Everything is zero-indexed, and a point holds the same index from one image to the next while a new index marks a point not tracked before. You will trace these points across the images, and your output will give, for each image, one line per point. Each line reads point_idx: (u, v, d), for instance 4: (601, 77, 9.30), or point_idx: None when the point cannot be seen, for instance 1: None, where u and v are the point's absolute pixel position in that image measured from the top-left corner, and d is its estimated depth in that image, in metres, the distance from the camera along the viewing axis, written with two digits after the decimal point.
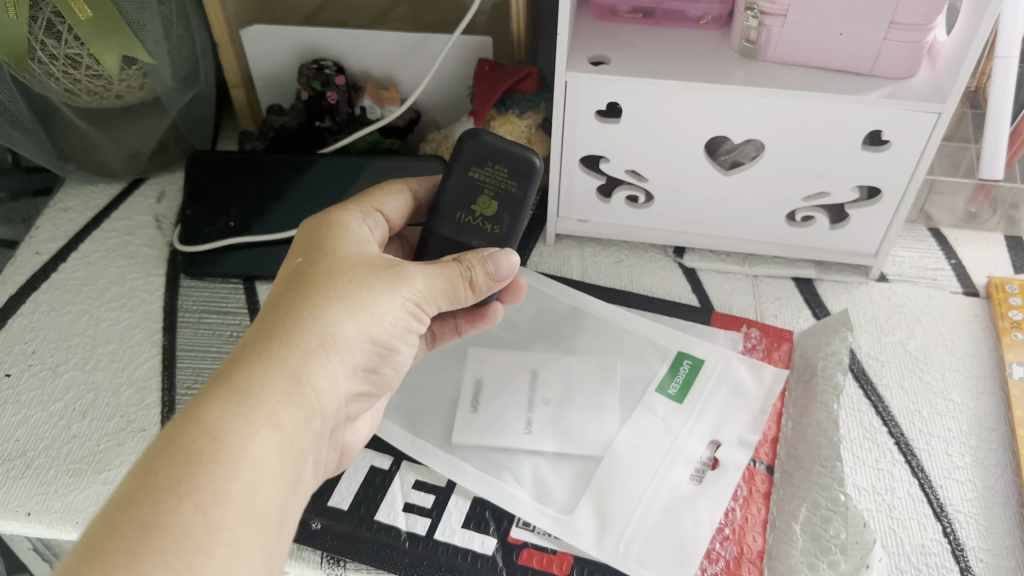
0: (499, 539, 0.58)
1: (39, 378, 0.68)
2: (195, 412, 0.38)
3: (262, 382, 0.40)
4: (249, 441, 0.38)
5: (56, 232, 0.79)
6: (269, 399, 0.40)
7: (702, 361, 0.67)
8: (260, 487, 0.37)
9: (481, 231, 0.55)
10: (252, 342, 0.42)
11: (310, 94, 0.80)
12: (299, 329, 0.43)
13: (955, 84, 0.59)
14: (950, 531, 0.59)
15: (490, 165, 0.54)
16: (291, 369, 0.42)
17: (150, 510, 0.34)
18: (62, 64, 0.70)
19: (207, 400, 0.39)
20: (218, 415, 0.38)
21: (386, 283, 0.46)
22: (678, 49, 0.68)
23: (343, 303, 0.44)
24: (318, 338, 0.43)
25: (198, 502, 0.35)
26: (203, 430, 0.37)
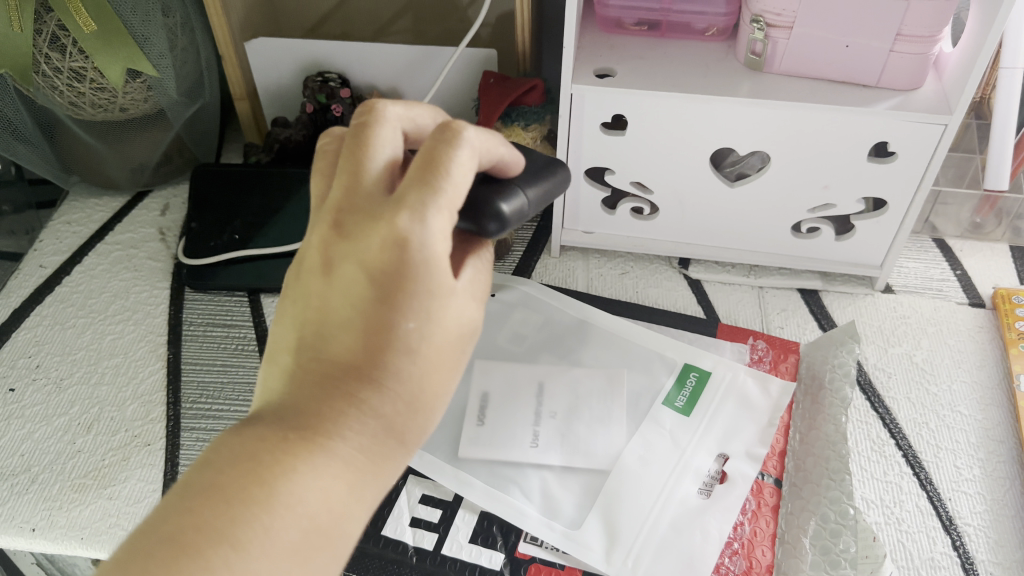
0: (506, 554, 0.58)
1: (44, 393, 0.67)
2: (280, 474, 0.35)
3: (352, 451, 0.37)
4: (331, 518, 0.36)
5: (60, 245, 0.79)
6: (358, 460, 0.37)
7: (709, 373, 0.67)
8: (333, 554, 0.36)
9: None
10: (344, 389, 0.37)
11: (315, 106, 0.80)
12: (398, 402, 0.37)
13: (962, 96, 0.59)
14: (960, 543, 0.59)
15: None
16: (381, 443, 0.38)
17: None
18: (66, 77, 0.70)
19: (292, 463, 0.35)
20: (305, 485, 0.35)
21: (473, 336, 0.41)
22: (684, 61, 0.68)
23: (441, 380, 0.39)
24: (414, 412, 0.38)
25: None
26: (289, 487, 0.35)
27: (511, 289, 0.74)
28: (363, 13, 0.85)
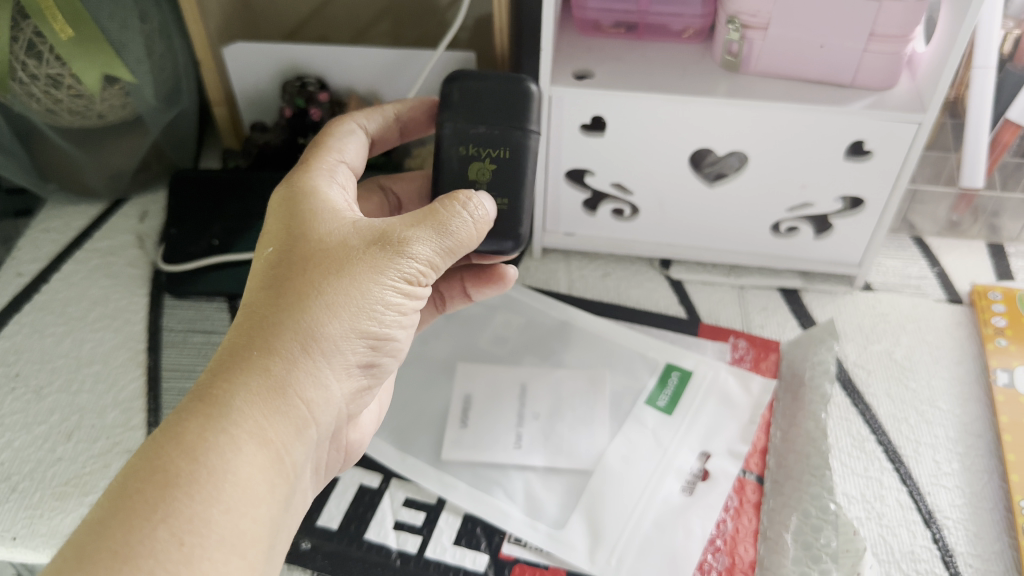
0: (490, 555, 0.57)
1: (23, 401, 0.67)
2: (172, 431, 0.37)
3: (245, 393, 0.40)
4: (231, 459, 0.37)
5: (38, 253, 0.78)
6: (252, 414, 0.39)
7: (690, 372, 0.67)
8: (245, 510, 0.37)
9: (497, 152, 0.52)
10: (230, 348, 0.41)
11: (293, 111, 0.80)
12: (279, 335, 0.41)
13: (934, 94, 0.60)
14: (939, 537, 0.59)
15: None
16: (271, 379, 0.41)
17: (123, 543, 0.33)
18: (43, 84, 0.70)
19: (185, 417, 0.38)
20: (196, 432, 0.37)
21: (374, 266, 0.44)
22: (661, 63, 0.68)
23: (326, 302, 0.42)
24: (299, 343, 0.42)
25: (174, 531, 0.34)
26: (181, 449, 0.37)
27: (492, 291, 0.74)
28: (342, 18, 0.85)
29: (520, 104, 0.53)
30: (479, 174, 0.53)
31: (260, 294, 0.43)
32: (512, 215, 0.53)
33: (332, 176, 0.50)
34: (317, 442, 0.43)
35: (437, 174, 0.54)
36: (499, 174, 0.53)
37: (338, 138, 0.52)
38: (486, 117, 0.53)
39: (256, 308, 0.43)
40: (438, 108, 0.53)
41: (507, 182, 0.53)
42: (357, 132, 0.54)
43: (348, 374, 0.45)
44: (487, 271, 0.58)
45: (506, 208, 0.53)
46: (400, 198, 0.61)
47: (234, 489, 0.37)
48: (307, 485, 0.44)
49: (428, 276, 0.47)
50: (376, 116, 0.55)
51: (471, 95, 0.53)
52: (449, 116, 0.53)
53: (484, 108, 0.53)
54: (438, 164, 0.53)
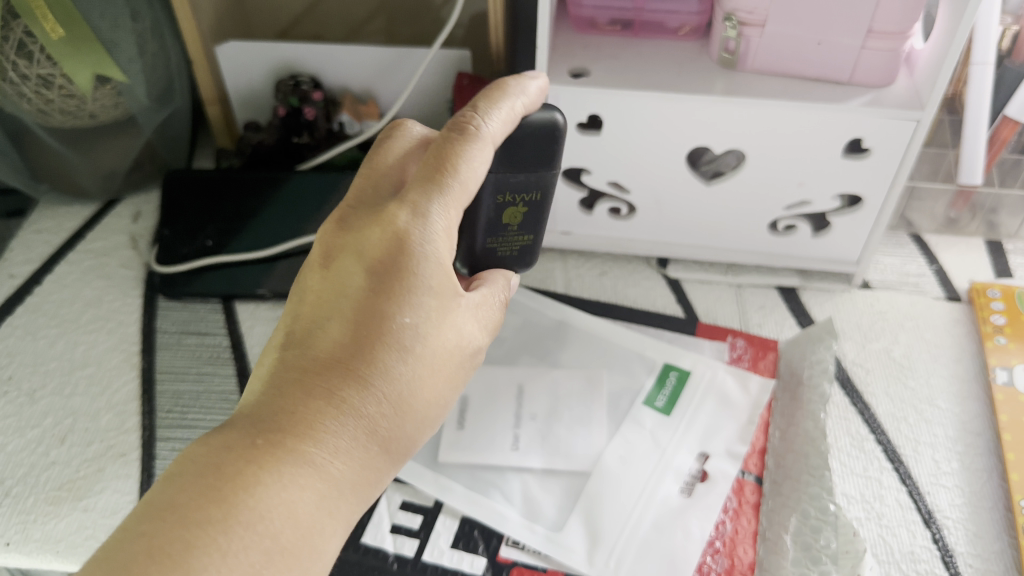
0: (488, 558, 0.57)
1: (16, 405, 0.66)
2: (287, 501, 0.36)
3: (354, 478, 0.39)
4: (326, 544, 0.37)
5: (31, 254, 0.78)
6: (356, 500, 0.39)
7: (689, 372, 0.67)
8: None
9: (530, 198, 0.51)
10: (347, 407, 0.39)
11: (287, 110, 0.79)
12: (396, 422, 0.41)
13: (933, 91, 0.60)
14: (939, 537, 0.59)
15: (513, 245, 0.54)
16: (377, 467, 0.40)
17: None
18: (34, 85, 0.69)
19: (302, 488, 0.37)
20: (312, 512, 0.37)
21: (460, 375, 0.45)
22: (658, 60, 0.67)
23: (436, 394, 0.43)
24: (409, 434, 0.42)
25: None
26: (298, 529, 0.36)
27: None
28: (336, 17, 0.85)
29: (549, 142, 0.49)
30: (511, 219, 0.52)
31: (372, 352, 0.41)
32: (535, 246, 0.55)
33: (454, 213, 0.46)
34: None
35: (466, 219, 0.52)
36: (528, 216, 0.53)
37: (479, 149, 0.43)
38: (525, 165, 0.49)
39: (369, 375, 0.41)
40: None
41: (534, 221, 0.53)
42: (489, 145, 0.44)
43: None
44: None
45: (528, 241, 0.55)
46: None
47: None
48: None
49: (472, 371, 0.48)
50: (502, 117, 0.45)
51: (507, 143, 0.48)
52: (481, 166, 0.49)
53: (521, 154, 0.49)
54: (467, 210, 0.52)
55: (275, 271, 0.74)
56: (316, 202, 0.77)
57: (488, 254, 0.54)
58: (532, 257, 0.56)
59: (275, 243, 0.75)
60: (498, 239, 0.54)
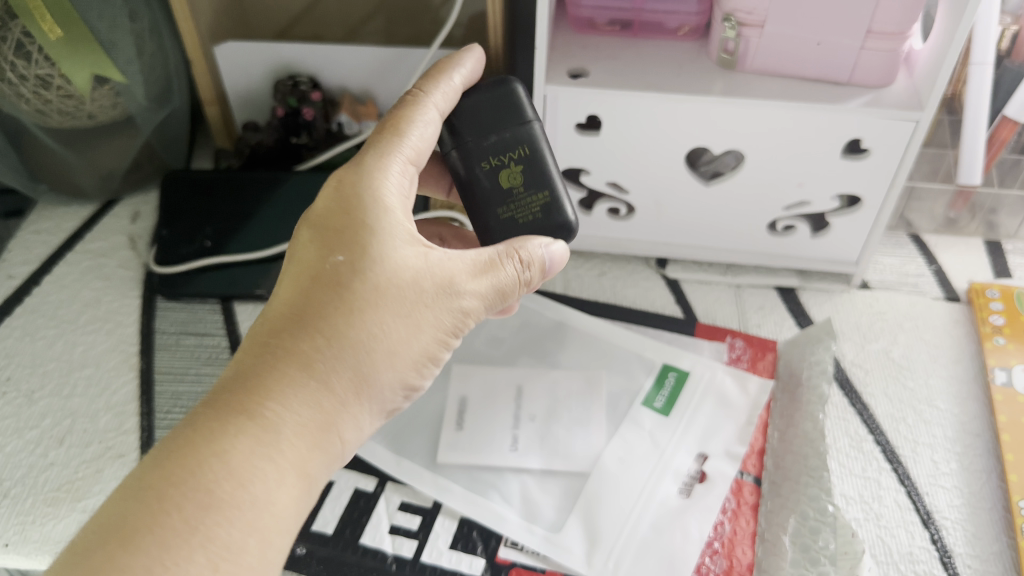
0: (486, 559, 0.57)
1: (14, 406, 0.66)
2: (217, 450, 0.37)
3: (293, 424, 0.39)
4: (271, 490, 0.37)
5: (29, 255, 0.78)
6: (297, 447, 0.39)
7: (688, 373, 0.67)
8: (274, 549, 0.37)
9: (515, 152, 0.51)
10: (285, 359, 0.40)
11: (286, 111, 0.78)
12: (334, 368, 0.40)
13: (932, 92, 0.59)
14: (938, 537, 0.59)
15: (530, 207, 0.52)
16: (322, 415, 0.40)
17: (159, 564, 0.33)
18: (32, 85, 0.69)
19: (232, 437, 0.37)
20: (240, 460, 0.37)
21: (443, 314, 0.43)
22: (657, 61, 0.67)
23: (393, 339, 0.41)
24: (356, 379, 0.41)
25: (212, 557, 0.35)
26: (224, 474, 0.36)
27: None
28: (335, 17, 0.84)
29: (511, 101, 0.52)
30: (513, 181, 0.52)
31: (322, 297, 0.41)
32: (556, 204, 0.52)
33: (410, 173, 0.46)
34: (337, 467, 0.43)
35: (470, 203, 0.52)
36: (528, 174, 0.52)
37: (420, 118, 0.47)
38: (493, 126, 0.51)
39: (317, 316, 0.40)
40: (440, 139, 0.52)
41: (538, 177, 0.52)
42: (437, 118, 0.48)
43: (383, 413, 0.44)
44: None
45: (546, 200, 0.52)
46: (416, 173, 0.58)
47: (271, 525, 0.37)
48: None
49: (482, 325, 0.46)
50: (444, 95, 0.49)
51: (466, 111, 0.51)
52: (453, 143, 0.51)
53: (484, 118, 0.52)
54: (465, 187, 0.52)
55: (274, 271, 0.74)
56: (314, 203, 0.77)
57: (508, 225, 0.51)
58: (564, 222, 0.52)
59: (274, 244, 0.75)
60: (514, 207, 0.52)
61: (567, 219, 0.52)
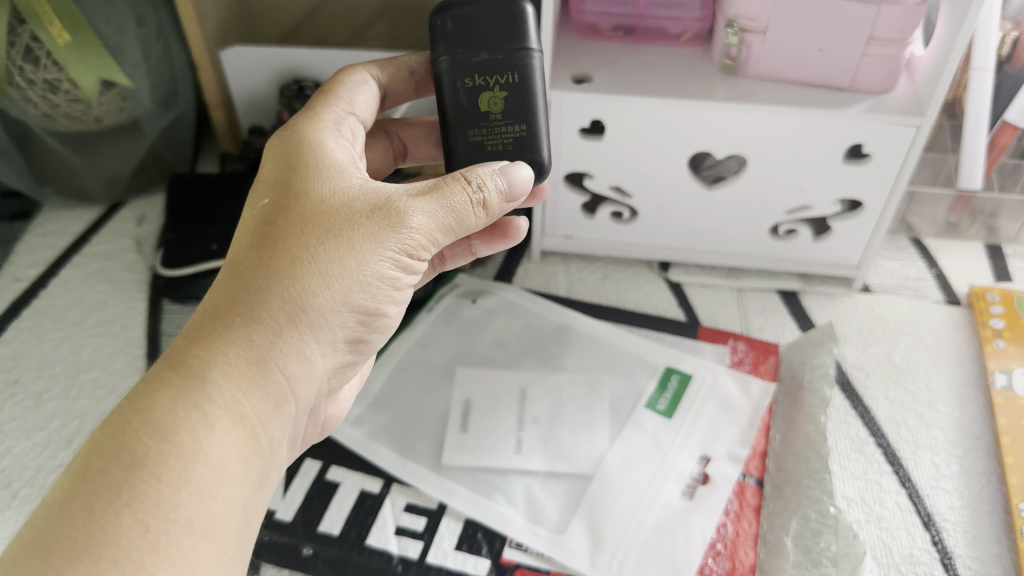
0: (491, 560, 0.57)
1: (22, 407, 0.67)
2: (142, 405, 0.37)
3: (222, 364, 0.40)
4: (204, 436, 0.37)
5: (36, 258, 0.78)
6: (227, 383, 0.39)
7: (690, 376, 0.68)
8: (214, 490, 0.36)
9: (504, 79, 0.49)
10: (213, 310, 0.41)
11: (292, 114, 0.79)
12: (263, 304, 0.41)
13: (934, 97, 0.60)
14: (939, 539, 0.59)
15: (502, 137, 0.50)
16: (254, 349, 0.41)
17: (86, 529, 0.33)
18: (40, 89, 0.69)
19: (156, 389, 0.38)
20: (166, 408, 0.37)
21: (373, 233, 0.44)
22: (660, 66, 0.68)
23: (324, 266, 0.43)
24: (286, 310, 0.42)
25: (139, 516, 0.34)
26: (148, 425, 0.36)
27: (492, 295, 0.74)
28: (339, 20, 0.85)
29: (514, 22, 0.49)
30: (491, 105, 0.49)
31: (245, 253, 0.43)
32: (531, 141, 0.50)
33: (340, 131, 0.49)
34: (293, 416, 0.43)
35: (443, 117, 0.50)
36: (510, 102, 0.49)
37: (349, 87, 0.51)
38: (487, 43, 0.49)
39: (241, 267, 0.42)
40: (431, 40, 0.49)
41: (519, 110, 0.50)
42: (367, 85, 0.52)
43: (332, 348, 0.45)
44: (498, 229, 0.58)
45: (522, 134, 0.50)
46: (406, 142, 0.59)
47: (203, 475, 0.36)
48: (284, 461, 0.44)
49: (430, 249, 0.46)
50: (394, 67, 0.54)
51: (463, 21, 0.48)
52: (442, 52, 0.49)
53: (481, 31, 0.48)
54: (442, 102, 0.50)
55: None
56: None
57: (475, 148, 0.50)
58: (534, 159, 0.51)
59: None
60: (484, 132, 0.50)
61: (538, 156, 0.51)
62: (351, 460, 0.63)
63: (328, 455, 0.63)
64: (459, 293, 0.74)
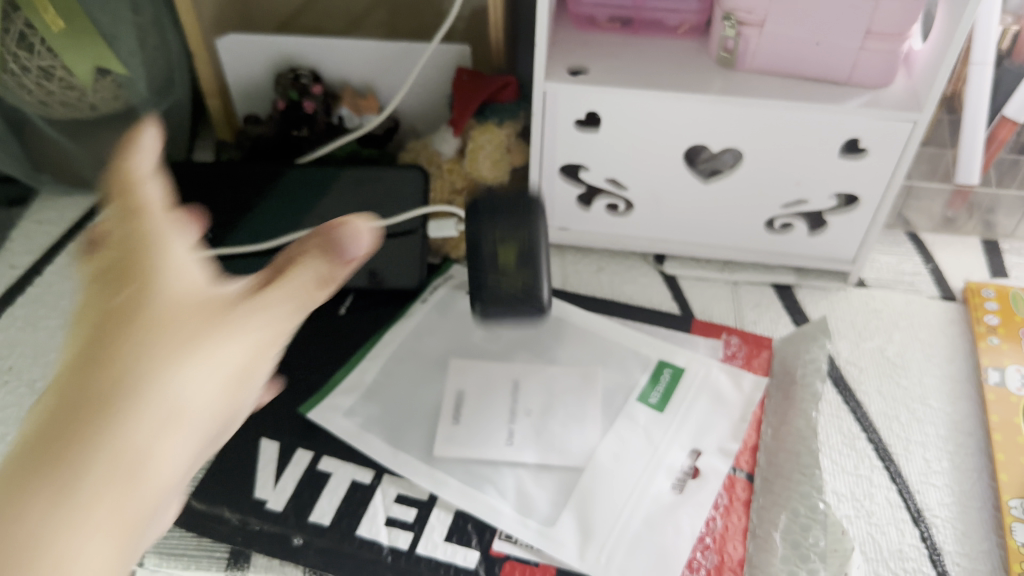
0: (481, 552, 0.57)
1: (16, 394, 0.67)
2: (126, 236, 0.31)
3: None
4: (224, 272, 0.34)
5: (31, 245, 0.78)
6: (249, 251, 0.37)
7: (682, 369, 0.67)
8: (252, 333, 0.33)
9: (518, 246, 0.62)
10: None
11: (287, 102, 0.78)
12: None
13: (931, 92, 0.60)
14: (928, 535, 0.59)
15: (518, 284, 0.61)
16: None
17: (116, 338, 0.28)
18: (35, 76, 0.69)
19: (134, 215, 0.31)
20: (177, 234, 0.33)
21: None
22: (657, 58, 0.68)
23: None
24: None
25: (156, 313, 0.29)
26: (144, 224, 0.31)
27: None
28: (337, 10, 0.85)
29: None
30: None
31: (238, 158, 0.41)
32: (540, 274, 0.61)
33: None
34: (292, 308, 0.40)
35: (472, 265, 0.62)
36: (521, 254, 0.62)
37: None
38: None
39: None
40: None
41: (530, 257, 0.62)
42: None
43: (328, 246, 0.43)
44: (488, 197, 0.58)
45: (531, 275, 0.61)
46: None
47: (198, 425, 0.30)
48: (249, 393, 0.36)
49: None
50: None
51: None
52: None
53: None
54: (473, 271, 0.62)
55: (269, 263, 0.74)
56: (312, 196, 0.76)
57: (498, 297, 0.61)
58: (539, 245, 0.62)
59: (275, 238, 0.74)
60: (501, 223, 0.62)
61: (541, 301, 0.61)
62: (342, 450, 0.63)
63: (321, 446, 0.63)
64: (453, 285, 0.75)
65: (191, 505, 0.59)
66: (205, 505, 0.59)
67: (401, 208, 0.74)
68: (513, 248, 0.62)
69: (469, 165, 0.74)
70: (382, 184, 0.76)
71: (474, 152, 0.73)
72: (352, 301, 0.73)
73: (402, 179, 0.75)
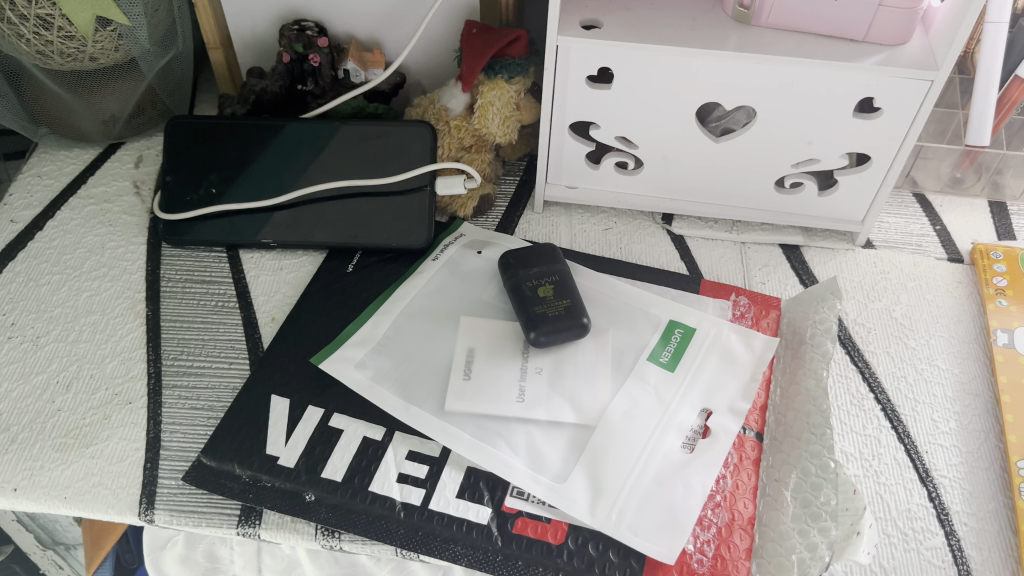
0: (493, 508, 0.58)
1: (20, 351, 0.66)
2: None
3: None
4: None
5: (31, 200, 0.77)
6: None
7: (693, 330, 0.67)
8: None
9: (556, 284, 0.67)
10: None
11: (292, 56, 0.77)
12: None
13: (950, 51, 0.59)
14: (936, 495, 0.60)
15: (557, 305, 0.66)
16: None
17: None
18: (32, 25, 0.67)
19: None
20: None
21: None
22: (671, 14, 0.67)
23: None
24: None
25: None
26: None
27: (495, 246, 0.74)
28: None
29: None
30: None
31: None
32: (579, 309, 0.66)
33: None
34: None
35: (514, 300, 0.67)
36: (558, 292, 0.67)
37: None
38: None
39: None
40: None
41: (568, 290, 0.67)
42: None
43: None
44: None
45: (569, 305, 0.66)
46: None
47: None
48: None
49: None
50: None
51: None
52: None
53: None
54: (517, 302, 0.67)
55: (276, 220, 0.73)
56: (317, 153, 0.75)
57: (541, 326, 0.65)
58: (566, 276, 0.68)
59: (281, 194, 0.73)
60: (534, 267, 0.68)
61: (585, 321, 0.65)
62: (353, 406, 0.63)
63: (331, 403, 0.63)
64: (464, 243, 0.74)
65: (201, 462, 0.60)
66: (216, 461, 0.60)
67: (411, 166, 0.74)
68: (550, 283, 0.67)
69: (478, 122, 0.74)
70: (390, 141, 0.75)
71: (483, 108, 0.73)
72: (359, 260, 0.73)
73: (411, 137, 0.74)
